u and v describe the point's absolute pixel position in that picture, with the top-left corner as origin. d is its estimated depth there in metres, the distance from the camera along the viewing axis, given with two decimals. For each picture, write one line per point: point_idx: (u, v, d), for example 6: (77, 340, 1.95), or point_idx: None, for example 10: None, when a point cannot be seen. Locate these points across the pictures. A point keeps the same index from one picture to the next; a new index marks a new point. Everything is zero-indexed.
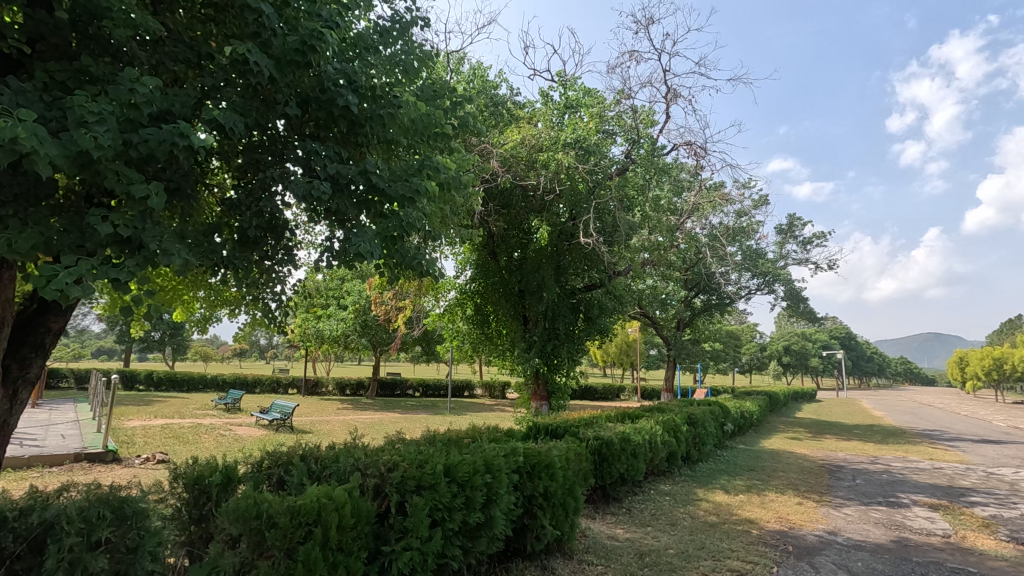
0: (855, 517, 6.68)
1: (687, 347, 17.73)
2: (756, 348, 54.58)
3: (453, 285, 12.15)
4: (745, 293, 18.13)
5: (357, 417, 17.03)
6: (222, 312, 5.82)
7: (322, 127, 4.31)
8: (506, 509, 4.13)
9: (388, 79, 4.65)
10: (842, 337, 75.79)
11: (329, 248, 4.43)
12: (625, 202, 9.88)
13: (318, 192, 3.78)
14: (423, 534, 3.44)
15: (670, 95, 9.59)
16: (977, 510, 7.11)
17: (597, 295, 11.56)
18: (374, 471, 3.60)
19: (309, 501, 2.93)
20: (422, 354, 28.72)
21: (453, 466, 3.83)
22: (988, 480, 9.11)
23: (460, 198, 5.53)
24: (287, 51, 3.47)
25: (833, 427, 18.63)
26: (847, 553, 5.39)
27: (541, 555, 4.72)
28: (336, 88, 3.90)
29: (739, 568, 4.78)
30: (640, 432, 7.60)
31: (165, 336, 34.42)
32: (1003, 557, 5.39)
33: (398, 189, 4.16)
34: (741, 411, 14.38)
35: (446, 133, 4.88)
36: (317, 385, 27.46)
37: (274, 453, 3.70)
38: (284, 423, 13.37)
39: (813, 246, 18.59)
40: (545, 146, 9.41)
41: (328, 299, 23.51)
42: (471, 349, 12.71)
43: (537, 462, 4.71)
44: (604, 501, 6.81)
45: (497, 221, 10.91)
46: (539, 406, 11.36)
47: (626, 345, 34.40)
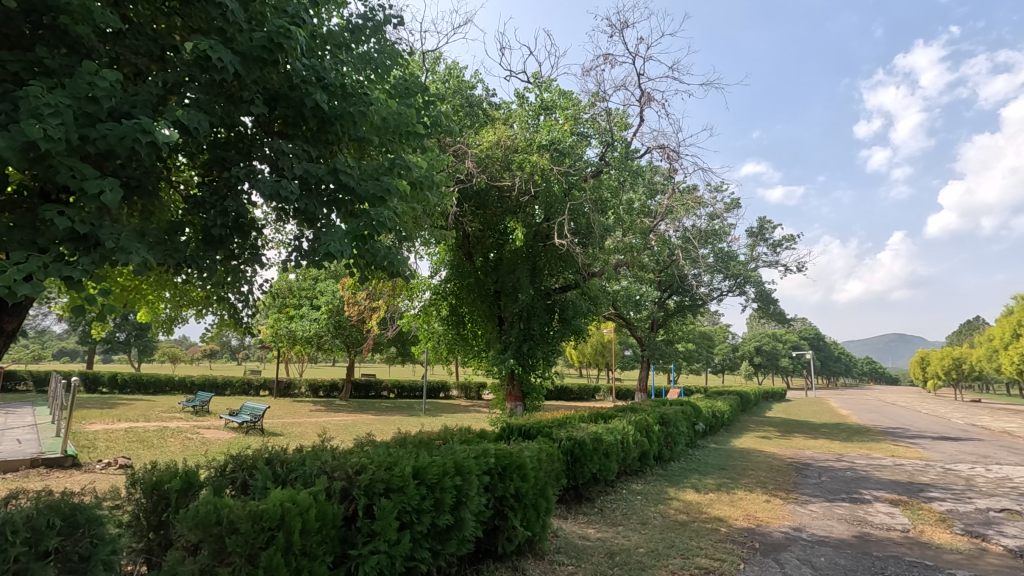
0: (819, 514, 6.85)
1: (660, 347, 17.95)
2: (727, 347, 55.75)
3: (428, 285, 12.09)
4: (718, 294, 18.42)
5: (330, 419, 16.78)
6: (188, 312, 5.69)
7: (291, 125, 4.25)
8: (476, 510, 4.12)
9: (360, 77, 4.61)
10: (811, 338, 77.63)
11: (298, 247, 4.38)
12: (601, 204, 9.96)
13: (286, 192, 3.72)
14: (391, 537, 3.40)
15: (644, 98, 9.70)
16: (935, 505, 7.36)
17: (572, 296, 11.64)
18: (341, 474, 3.55)
19: (271, 506, 2.87)
20: (398, 355, 28.49)
21: (422, 468, 3.81)
22: (946, 476, 9.44)
23: (432, 197, 5.50)
24: (253, 48, 3.41)
25: (801, 425, 19.08)
26: (812, 549, 5.51)
27: (511, 556, 4.72)
28: (306, 86, 3.86)
29: (707, 566, 4.84)
30: (612, 431, 7.65)
31: (131, 337, 33.47)
32: (958, 551, 5.58)
33: (368, 187, 4.13)
34: (713, 411, 14.63)
35: (418, 132, 4.86)
36: (289, 387, 27.01)
37: (239, 456, 3.63)
38: (253, 425, 13.11)
39: (784, 248, 18.96)
40: (520, 147, 9.46)
41: (301, 299, 23.19)
42: (446, 350, 12.69)
43: (508, 463, 4.72)
44: (577, 501, 6.85)
45: (472, 222, 10.91)
46: (513, 406, 11.38)
47: (601, 346, 34.69)
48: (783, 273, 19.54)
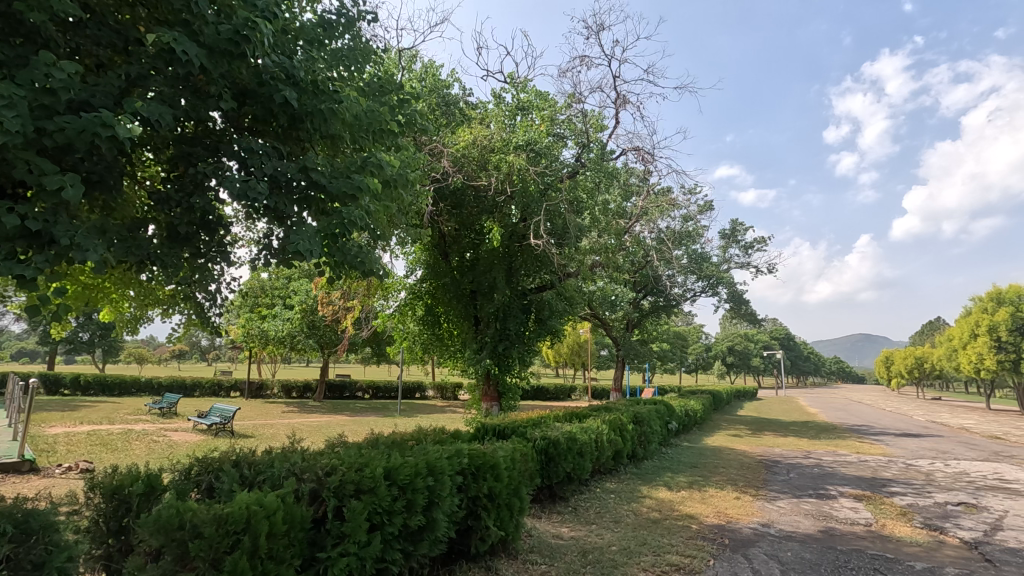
0: (787, 510, 7.01)
1: (635, 347, 18.14)
2: (700, 347, 56.71)
3: (404, 285, 12.02)
4: (691, 295, 18.70)
5: (303, 421, 16.53)
6: (154, 312, 5.55)
7: (260, 121, 4.19)
8: (449, 511, 4.11)
9: (331, 74, 4.56)
10: (781, 338, 79.41)
11: (267, 246, 4.31)
12: (576, 205, 10.03)
13: (254, 189, 3.65)
14: (361, 539, 3.36)
15: (619, 101, 9.79)
16: (897, 500, 7.60)
17: (548, 296, 11.66)
18: (310, 476, 3.50)
19: (237, 509, 2.82)
20: (373, 355, 28.20)
21: (394, 469, 3.77)
22: (908, 472, 9.76)
23: (407, 196, 5.46)
24: (220, 41, 3.34)
25: (771, 424, 19.51)
26: (779, 544, 5.64)
27: (485, 556, 4.72)
28: (275, 81, 3.80)
29: (677, 563, 4.91)
30: (586, 430, 7.70)
31: (95, 337, 32.43)
32: (917, 543, 5.77)
33: (339, 186, 4.08)
34: (686, 410, 14.85)
35: (392, 130, 4.82)
36: (261, 388, 26.48)
37: (204, 459, 3.56)
38: (223, 427, 12.83)
39: (755, 250, 19.34)
40: (497, 147, 9.42)
41: (274, 298, 22.79)
42: (421, 350, 12.62)
43: (482, 463, 4.72)
44: (551, 500, 6.87)
45: (448, 221, 10.87)
46: (489, 407, 11.38)
47: (577, 346, 34.89)
48: (754, 275, 19.93)
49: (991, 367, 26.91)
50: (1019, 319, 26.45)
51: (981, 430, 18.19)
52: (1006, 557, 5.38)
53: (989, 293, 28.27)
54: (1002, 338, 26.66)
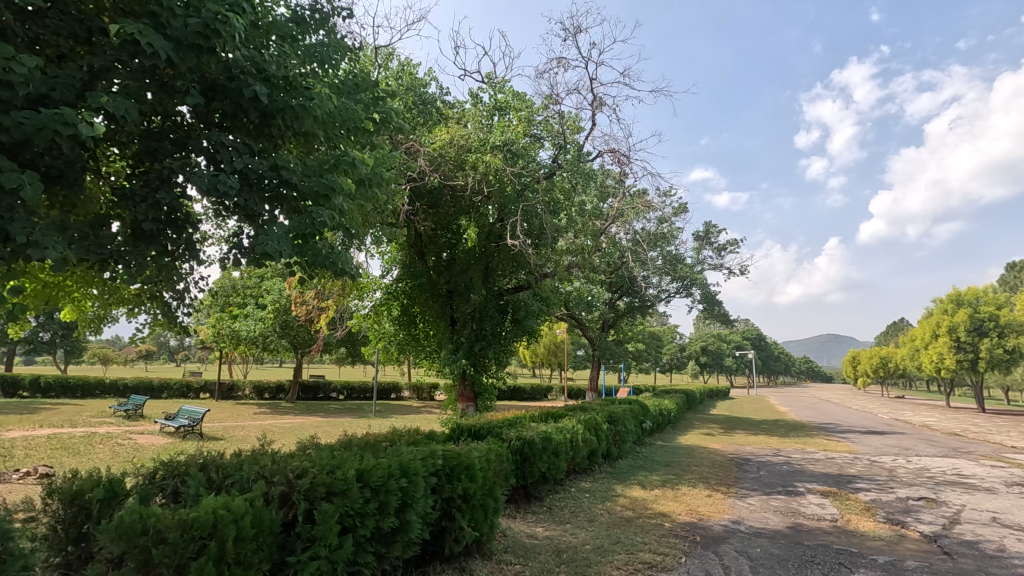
0: (757, 507, 7.16)
1: (611, 347, 18.30)
2: (675, 348, 57.54)
3: (379, 285, 11.93)
4: (666, 295, 18.94)
5: (275, 422, 16.25)
6: (119, 311, 5.39)
7: (231, 117, 4.10)
8: (422, 512, 4.07)
9: (305, 70, 4.49)
10: (753, 338, 81.01)
11: (237, 245, 4.23)
12: (553, 206, 10.08)
13: (222, 187, 3.57)
14: (332, 542, 3.32)
15: (596, 103, 9.86)
16: (861, 496, 7.83)
17: (524, 296, 11.66)
18: (280, 479, 3.44)
19: (203, 513, 2.75)
20: (347, 355, 27.89)
21: (366, 471, 3.73)
22: (872, 468, 10.07)
23: (381, 195, 5.41)
24: (188, 34, 3.27)
25: (743, 422, 19.90)
26: (749, 540, 5.76)
27: (459, 557, 4.70)
28: (246, 76, 3.73)
29: (650, 560, 4.97)
30: (562, 430, 7.73)
31: (57, 338, 31.32)
32: (880, 537, 5.95)
33: (311, 184, 4.02)
34: (660, 410, 15.04)
35: (367, 128, 4.77)
36: (232, 389, 25.92)
37: (170, 463, 3.47)
38: (192, 430, 12.53)
39: (728, 252, 19.70)
40: (473, 147, 9.38)
41: (245, 297, 22.34)
42: (397, 350, 12.52)
43: (457, 464, 4.70)
44: (526, 500, 6.89)
45: (424, 221, 10.80)
46: (465, 407, 11.35)
47: (554, 346, 35.07)
48: (727, 276, 20.28)
49: (951, 367, 27.92)
50: (977, 321, 27.48)
51: (940, 427, 18.86)
52: (963, 549, 5.59)
53: (950, 295, 29.29)
54: (961, 339, 27.66)
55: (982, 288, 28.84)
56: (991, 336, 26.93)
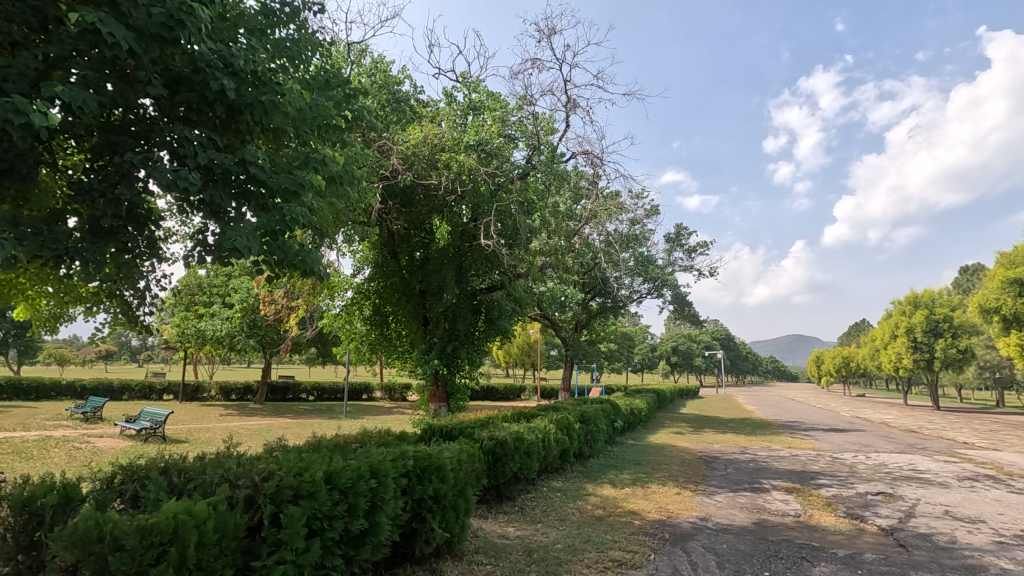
0: (724, 504, 7.31)
1: (583, 347, 18.45)
2: (646, 348, 58.33)
3: (351, 284, 11.78)
4: (637, 296, 19.18)
5: (242, 424, 15.89)
6: (76, 310, 5.20)
7: (196, 110, 4.00)
8: (392, 514, 4.03)
9: (274, 65, 4.40)
10: (722, 338, 82.72)
11: (202, 242, 4.12)
12: (527, 206, 10.10)
13: (186, 182, 3.47)
14: (298, 546, 3.26)
15: (570, 104, 9.92)
16: (823, 491, 8.07)
17: (498, 296, 11.65)
18: (246, 482, 3.37)
19: (163, 519, 2.67)
20: (318, 356, 27.47)
21: (335, 473, 3.68)
22: (834, 465, 10.39)
23: (353, 193, 5.34)
24: (151, 24, 3.17)
25: (712, 421, 20.28)
26: (716, 536, 5.87)
27: (430, 559, 4.67)
28: (212, 69, 3.64)
29: (620, 558, 5.03)
30: (534, 430, 7.75)
31: (9, 337, 29.99)
32: (840, 531, 6.14)
33: (280, 181, 3.94)
34: (631, 409, 15.22)
35: (338, 125, 4.70)
36: (197, 390, 25.24)
37: (130, 467, 3.37)
38: (154, 432, 12.15)
39: (698, 254, 20.08)
40: (447, 146, 9.33)
41: (212, 296, 21.79)
42: (369, 350, 12.39)
43: (428, 465, 4.67)
44: (498, 500, 6.89)
45: (397, 220, 10.71)
46: (437, 408, 11.28)
47: (528, 346, 35.21)
48: (697, 277, 20.65)
49: (908, 366, 29.01)
50: (933, 322, 28.62)
51: (898, 425, 19.58)
52: (917, 541, 5.81)
53: (907, 297, 30.43)
54: (918, 339, 28.77)
55: (938, 290, 30.04)
56: (945, 337, 28.08)
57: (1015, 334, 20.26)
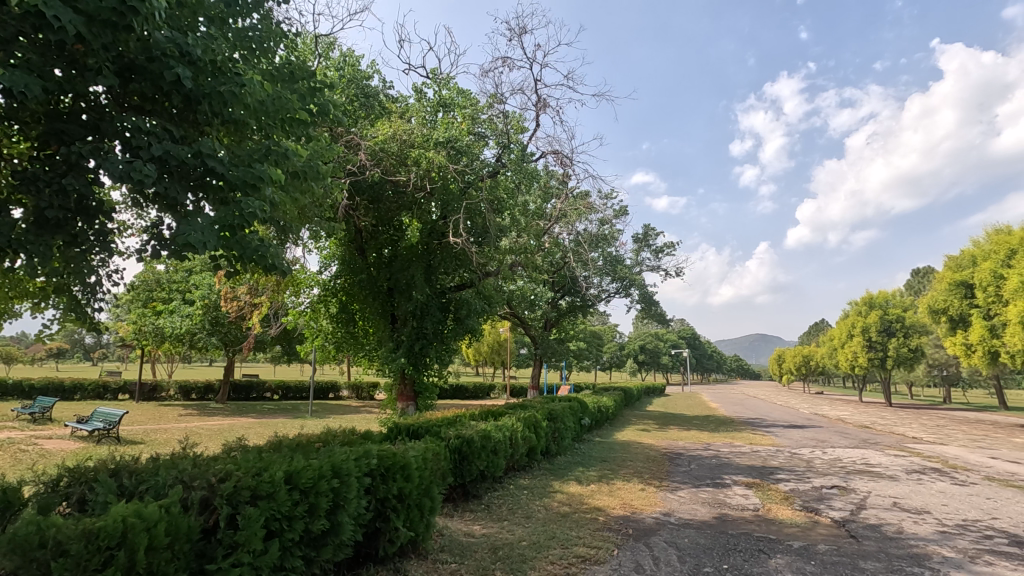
0: (687, 499, 7.47)
1: (552, 346, 18.56)
2: (614, 346, 59.12)
3: (316, 281, 11.60)
4: (606, 295, 19.36)
5: (203, 423, 15.43)
6: (23, 306, 4.98)
7: (150, 99, 3.86)
8: (355, 513, 3.98)
9: (234, 55, 4.28)
10: (688, 337, 84.46)
11: (157, 236, 3.98)
12: (496, 204, 10.07)
13: (139, 174, 3.36)
14: (255, 547, 3.18)
15: (539, 104, 9.94)
16: (781, 486, 8.33)
17: (466, 295, 11.60)
18: (201, 484, 3.26)
19: (110, 522, 2.58)
20: (283, 354, 26.90)
21: (295, 472, 3.61)
22: (792, 460, 10.74)
23: (317, 188, 5.26)
24: (101, 9, 3.06)
25: (676, 418, 20.67)
26: (677, 531, 5.99)
27: (394, 558, 4.64)
28: (168, 59, 3.53)
29: (585, 554, 5.09)
30: (501, 429, 7.75)
31: None
32: (796, 524, 6.33)
33: (239, 174, 3.85)
34: (598, 406, 15.40)
35: (302, 119, 4.61)
36: (155, 390, 24.32)
37: (77, 469, 3.24)
38: (107, 433, 11.70)
39: (665, 254, 20.41)
40: (416, 143, 9.21)
41: (171, 292, 21.07)
42: (335, 349, 12.21)
43: (392, 464, 4.62)
44: (464, 498, 6.88)
45: (365, 216, 10.57)
46: (404, 406, 11.19)
47: (497, 345, 35.24)
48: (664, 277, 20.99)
49: (863, 364, 30.11)
50: (886, 322, 29.78)
51: (853, 421, 20.31)
52: (868, 532, 6.05)
53: (863, 299, 31.56)
54: (872, 339, 29.87)
55: (891, 292, 31.28)
56: (898, 336, 29.26)
57: (961, 334, 21.23)
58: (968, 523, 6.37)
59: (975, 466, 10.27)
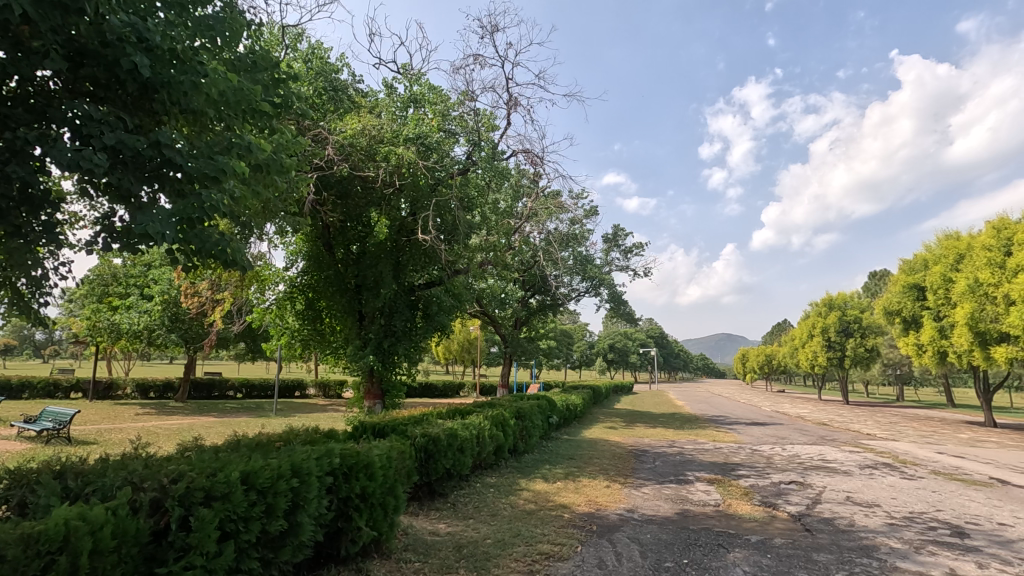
0: (650, 495, 7.59)
1: (522, 344, 18.59)
2: (584, 344, 59.79)
3: (282, 277, 11.39)
4: (575, 295, 19.54)
5: (161, 423, 14.96)
6: None
7: (103, 86, 3.72)
8: (316, 512, 3.92)
9: (194, 43, 4.14)
10: (656, 336, 85.95)
11: (108, 228, 3.84)
12: (467, 202, 10.08)
13: (89, 162, 3.23)
14: (209, 549, 3.11)
15: (511, 102, 9.94)
16: (742, 481, 8.54)
17: (436, 292, 11.49)
18: (152, 485, 3.16)
19: (52, 525, 2.48)
20: (247, 351, 26.27)
21: (253, 472, 3.53)
22: (752, 456, 11.03)
23: (281, 182, 5.14)
24: None
25: (642, 416, 21.03)
26: (640, 527, 6.08)
27: (356, 558, 4.58)
28: (123, 44, 3.40)
29: (549, 551, 5.13)
30: (468, 427, 7.74)
31: None
32: (754, 519, 6.51)
33: (198, 166, 3.73)
34: (566, 404, 15.48)
35: (264, 111, 4.50)
36: (110, 388, 23.43)
37: (18, 471, 3.10)
38: (57, 433, 11.20)
39: (633, 255, 20.71)
40: (386, 138, 9.09)
41: (129, 287, 20.40)
42: (301, 347, 12.01)
43: (355, 463, 4.55)
44: (429, 497, 6.84)
45: (332, 213, 10.36)
46: (371, 405, 11.06)
47: (468, 343, 35.25)
48: (632, 277, 21.26)
49: (822, 364, 31.12)
50: (845, 322, 30.82)
51: (812, 418, 20.94)
52: (821, 526, 6.25)
53: (824, 300, 32.58)
54: (832, 339, 30.89)
55: (849, 293, 32.38)
56: (855, 336, 30.35)
57: (913, 334, 22.12)
58: (915, 516, 6.65)
59: (923, 461, 10.73)
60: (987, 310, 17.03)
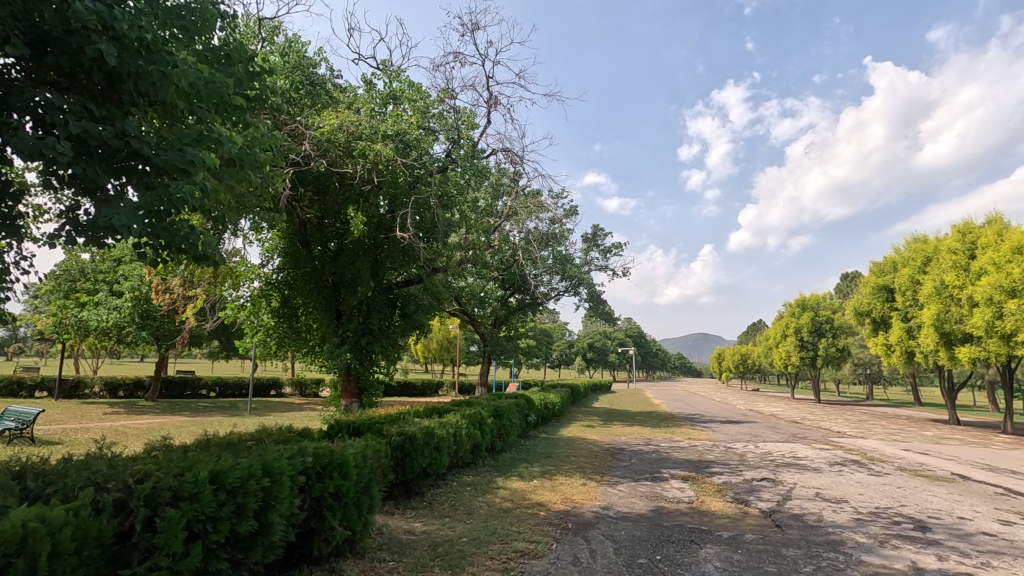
0: (626, 493, 7.67)
1: (501, 343, 18.56)
2: (563, 343, 60.02)
3: (257, 274, 11.23)
4: (554, 294, 19.62)
5: (130, 422, 14.57)
6: None
7: (67, 75, 3.61)
8: (287, 512, 3.87)
9: (165, 33, 4.06)
10: (634, 335, 86.79)
11: (73, 221, 3.74)
12: (446, 200, 10.07)
13: (52, 152, 3.13)
14: (175, 550, 3.05)
15: (491, 101, 9.97)
16: (715, 479, 8.68)
17: (414, 291, 11.41)
18: (117, 485, 3.08)
19: (9, 527, 2.40)
20: (221, 349, 25.75)
21: (221, 472, 3.46)
22: (726, 453, 11.21)
23: (255, 177, 5.04)
24: None
25: (620, 414, 21.26)
26: (615, 524, 6.14)
27: (330, 558, 4.54)
28: (89, 32, 3.29)
29: (524, 549, 5.14)
30: (445, 425, 7.72)
31: None
32: (727, 515, 6.62)
33: (166, 158, 3.65)
34: (545, 403, 15.53)
35: (238, 106, 4.40)
36: (76, 387, 22.75)
37: None
38: (19, 433, 10.83)
39: (612, 254, 20.88)
40: (364, 135, 8.91)
41: (97, 283, 19.83)
42: (276, 345, 11.84)
43: (329, 462, 4.50)
44: (405, 496, 6.80)
45: (309, 209, 10.22)
46: (348, 403, 10.95)
47: (447, 342, 35.13)
48: (612, 276, 21.43)
49: (795, 363, 31.75)
50: (817, 322, 31.50)
51: (785, 416, 21.36)
52: (791, 522, 6.38)
53: (797, 300, 33.23)
54: (805, 338, 31.53)
55: (822, 294, 33.10)
56: (827, 336, 31.04)
57: (883, 335, 22.68)
58: (880, 511, 6.85)
59: (890, 458, 11.04)
60: (952, 311, 17.55)
